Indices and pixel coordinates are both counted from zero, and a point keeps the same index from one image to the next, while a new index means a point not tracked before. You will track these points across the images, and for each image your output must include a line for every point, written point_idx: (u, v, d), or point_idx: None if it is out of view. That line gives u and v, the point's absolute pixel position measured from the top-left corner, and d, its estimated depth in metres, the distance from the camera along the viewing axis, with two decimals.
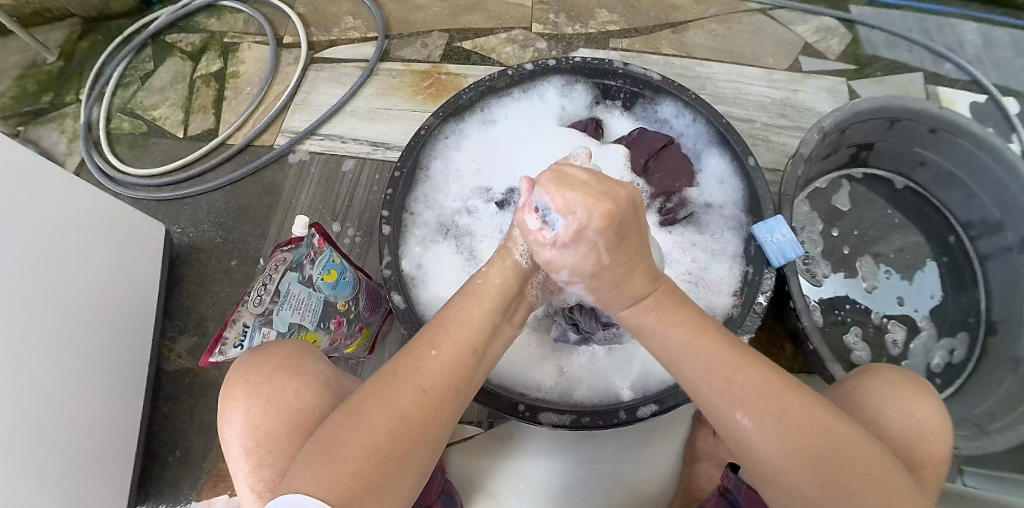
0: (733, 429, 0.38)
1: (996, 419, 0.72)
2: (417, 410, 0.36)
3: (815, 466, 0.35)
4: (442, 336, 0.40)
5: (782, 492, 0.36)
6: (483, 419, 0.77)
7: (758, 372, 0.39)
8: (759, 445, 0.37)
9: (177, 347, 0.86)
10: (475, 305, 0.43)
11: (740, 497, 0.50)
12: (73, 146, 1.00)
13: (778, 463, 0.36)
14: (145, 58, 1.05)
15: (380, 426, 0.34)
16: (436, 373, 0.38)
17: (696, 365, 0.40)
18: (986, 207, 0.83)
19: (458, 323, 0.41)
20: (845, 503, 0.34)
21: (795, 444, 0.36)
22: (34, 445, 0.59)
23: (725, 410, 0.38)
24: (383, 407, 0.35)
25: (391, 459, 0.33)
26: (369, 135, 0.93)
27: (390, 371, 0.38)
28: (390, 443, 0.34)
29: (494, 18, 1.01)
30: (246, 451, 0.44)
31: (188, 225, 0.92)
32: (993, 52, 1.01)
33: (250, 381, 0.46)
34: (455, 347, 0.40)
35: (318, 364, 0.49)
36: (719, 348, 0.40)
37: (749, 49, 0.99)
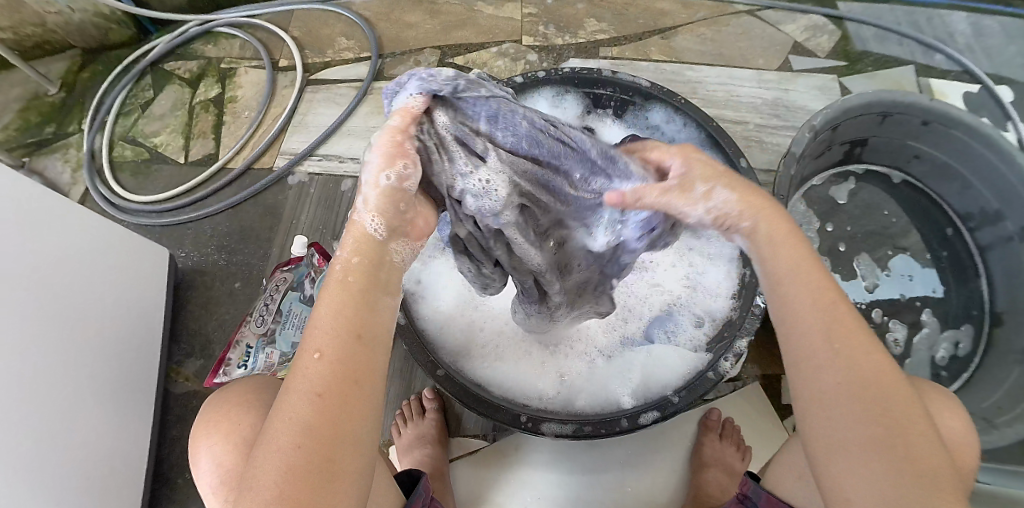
0: (810, 357, 0.35)
1: (1003, 411, 0.72)
2: (324, 415, 0.31)
3: (874, 411, 0.33)
4: (320, 331, 0.33)
5: (833, 431, 0.34)
6: (487, 432, 0.75)
7: (846, 313, 0.36)
8: (829, 375, 0.34)
9: (185, 369, 0.87)
10: (340, 291, 0.34)
11: (760, 503, 0.51)
12: (77, 175, 1.02)
13: (842, 398, 0.34)
14: (145, 86, 1.07)
15: (285, 447, 0.30)
16: (328, 373, 0.32)
17: (793, 284, 0.38)
18: (984, 197, 0.83)
19: (331, 310, 0.34)
20: (899, 457, 0.31)
21: (862, 390, 0.33)
22: (41, 471, 0.60)
23: (806, 338, 0.36)
24: (284, 422, 0.31)
25: (307, 475, 0.30)
26: (366, 154, 0.94)
27: (285, 382, 0.33)
28: (299, 461, 0.30)
29: (485, 32, 1.02)
30: (216, 489, 0.46)
31: (192, 249, 0.93)
32: (985, 42, 1.01)
33: (213, 419, 0.47)
34: (340, 340, 0.33)
35: (276, 396, 0.48)
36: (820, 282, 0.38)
37: (738, 51, 1.00)
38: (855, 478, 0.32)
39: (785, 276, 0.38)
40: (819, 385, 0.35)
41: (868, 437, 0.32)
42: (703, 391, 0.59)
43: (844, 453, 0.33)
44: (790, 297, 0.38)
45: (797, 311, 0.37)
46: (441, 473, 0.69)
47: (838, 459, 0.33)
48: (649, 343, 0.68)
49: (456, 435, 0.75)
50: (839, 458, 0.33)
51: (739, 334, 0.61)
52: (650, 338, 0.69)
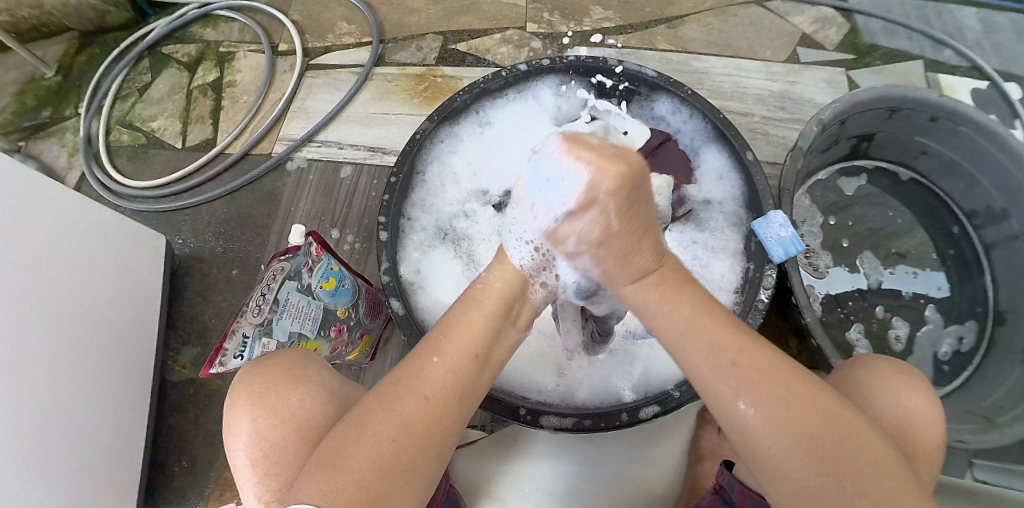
0: (737, 420, 0.36)
1: (1005, 411, 0.71)
2: (423, 416, 0.35)
3: (815, 455, 0.34)
4: (444, 342, 0.39)
5: (783, 485, 0.35)
6: (485, 424, 0.78)
7: (753, 350, 0.38)
8: (762, 434, 0.35)
9: (181, 357, 0.86)
10: (475, 308, 0.41)
11: (733, 494, 0.53)
12: (74, 160, 1.00)
13: (780, 454, 0.35)
14: (143, 70, 1.06)
15: (384, 435, 0.34)
16: (440, 379, 0.37)
17: (694, 349, 0.38)
18: (990, 195, 0.82)
19: (458, 328, 0.39)
20: (851, 494, 0.33)
21: (798, 437, 0.34)
22: (37, 456, 0.59)
23: (728, 398, 0.36)
24: (387, 416, 0.35)
25: (395, 468, 0.33)
26: (366, 140, 0.93)
27: (394, 378, 0.37)
28: (394, 451, 0.33)
29: (488, 19, 1.00)
30: (253, 461, 0.44)
31: (189, 235, 0.92)
32: (995, 38, 0.99)
33: (255, 391, 0.47)
34: (457, 353, 0.38)
35: (322, 373, 0.49)
36: (723, 336, 0.38)
37: (746, 42, 0.99)
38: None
39: (687, 337, 0.39)
40: (758, 440, 0.35)
41: (819, 483, 0.34)
42: None
43: (800, 501, 0.34)
44: (693, 363, 0.38)
45: (703, 377, 0.38)
46: None
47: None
48: (651, 336, 0.67)
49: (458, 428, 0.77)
50: (796, 504, 0.35)
51: None
52: (653, 331, 0.67)
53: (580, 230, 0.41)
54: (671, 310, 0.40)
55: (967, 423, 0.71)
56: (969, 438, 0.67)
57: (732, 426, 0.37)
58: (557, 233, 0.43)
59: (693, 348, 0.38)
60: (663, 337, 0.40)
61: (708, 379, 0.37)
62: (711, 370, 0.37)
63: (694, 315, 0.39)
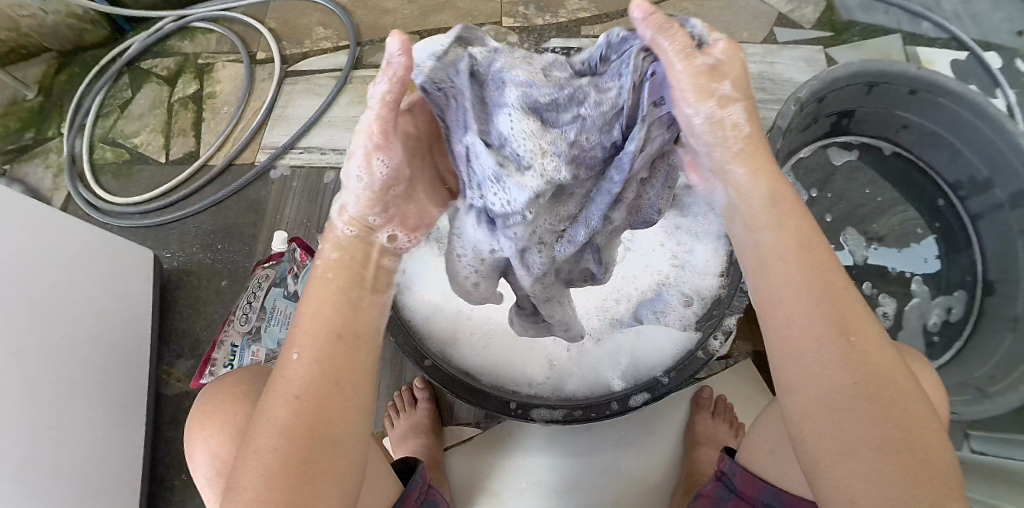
0: (802, 351, 0.33)
1: (997, 380, 0.72)
2: (308, 412, 0.32)
3: (877, 404, 0.31)
4: (301, 334, 0.34)
5: (830, 429, 0.32)
6: (478, 419, 0.74)
7: (848, 299, 0.34)
8: (828, 367, 0.32)
9: (175, 370, 0.86)
10: (319, 291, 0.37)
11: (735, 479, 0.53)
12: (59, 180, 1.00)
13: (840, 393, 0.31)
14: (123, 86, 1.05)
15: (266, 447, 0.31)
16: (303, 374, 0.33)
17: (793, 270, 0.35)
18: (974, 166, 0.82)
19: (312, 318, 0.35)
20: (902, 453, 0.30)
21: (863, 379, 0.32)
22: (36, 477, 0.59)
23: (805, 327, 0.33)
24: (266, 426, 0.31)
25: (286, 473, 0.30)
26: (348, 145, 0.93)
27: (267, 385, 0.34)
28: (279, 460, 0.30)
29: (464, 16, 1.00)
30: (210, 479, 0.46)
31: (176, 249, 0.92)
32: (972, 8, 0.99)
33: (205, 414, 0.47)
34: (315, 342, 0.34)
35: (268, 388, 0.48)
36: (818, 262, 0.35)
37: (723, 25, 0.99)
38: (850, 478, 0.31)
39: (786, 254, 0.36)
40: (819, 375, 0.32)
41: (873, 433, 0.31)
42: (693, 371, 0.59)
43: (845, 449, 0.31)
44: (789, 284, 0.35)
45: (791, 299, 0.34)
46: (434, 462, 0.68)
47: (843, 459, 0.31)
48: (638, 323, 0.67)
49: (449, 425, 0.75)
50: (838, 454, 0.31)
51: (728, 313, 0.60)
52: (639, 318, 0.67)
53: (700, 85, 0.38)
54: (786, 220, 0.37)
55: (959, 394, 0.72)
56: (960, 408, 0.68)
57: (793, 358, 0.33)
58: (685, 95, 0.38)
59: (794, 270, 0.35)
60: (757, 255, 0.37)
61: (792, 304, 0.34)
62: (788, 301, 0.34)
63: (801, 237, 0.36)
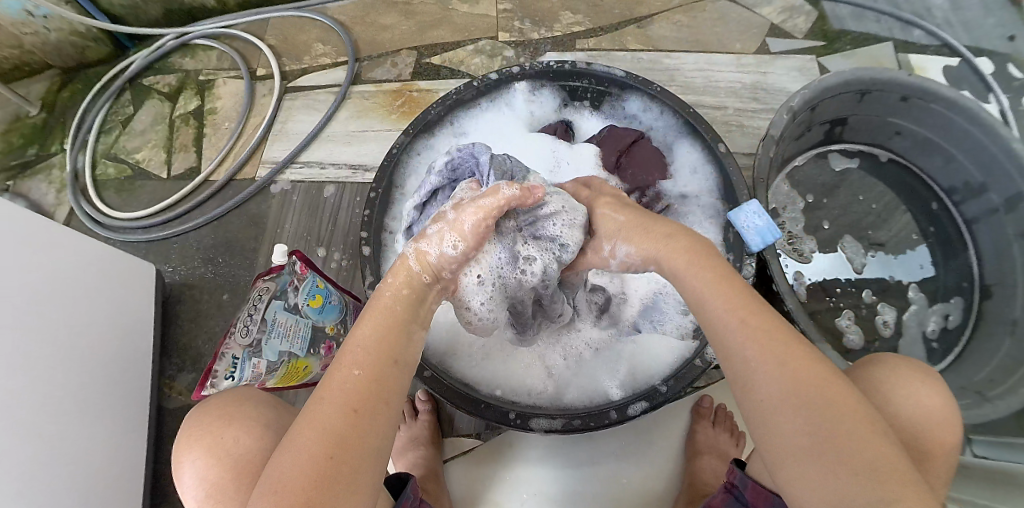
0: (741, 370, 0.37)
1: (996, 384, 0.73)
2: (353, 425, 0.35)
3: (814, 415, 0.35)
4: (353, 355, 0.38)
5: (776, 440, 0.36)
6: (479, 431, 0.75)
7: (774, 327, 0.38)
8: (764, 383, 0.36)
9: (177, 383, 0.87)
10: (376, 317, 0.41)
11: (746, 492, 0.52)
12: (61, 196, 1.01)
13: (777, 406, 0.35)
14: (125, 102, 1.07)
15: (317, 453, 0.33)
16: (359, 390, 0.36)
17: (718, 306, 0.40)
18: (967, 170, 0.83)
19: (369, 338, 0.39)
20: (833, 459, 0.34)
21: (796, 392, 0.35)
22: (38, 492, 0.60)
23: (734, 349, 0.38)
24: (316, 433, 0.34)
25: (334, 483, 0.33)
26: (347, 158, 0.94)
27: (317, 395, 0.37)
28: (331, 468, 0.33)
29: (461, 31, 1.02)
30: (201, 503, 0.46)
31: (179, 263, 0.93)
32: (962, 16, 1.01)
33: (193, 438, 0.48)
34: (373, 362, 0.38)
35: (257, 407, 0.49)
36: (737, 298, 0.40)
37: (716, 36, 1.00)
38: (802, 483, 0.34)
39: (706, 293, 0.41)
40: (754, 393, 0.37)
41: (810, 442, 0.34)
42: (691, 379, 0.59)
43: (788, 457, 0.35)
44: (716, 317, 0.40)
45: (721, 326, 0.39)
46: (433, 473, 0.68)
47: (793, 467, 0.35)
48: (636, 332, 0.68)
49: (450, 435, 0.75)
50: (783, 464, 0.35)
51: None
52: (638, 328, 0.69)
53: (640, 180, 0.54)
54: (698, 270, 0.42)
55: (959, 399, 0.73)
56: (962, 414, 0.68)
57: (735, 376, 0.38)
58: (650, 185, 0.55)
59: (720, 305, 0.40)
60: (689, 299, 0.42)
61: (724, 335, 0.39)
62: (721, 328, 0.39)
63: (715, 279, 0.41)
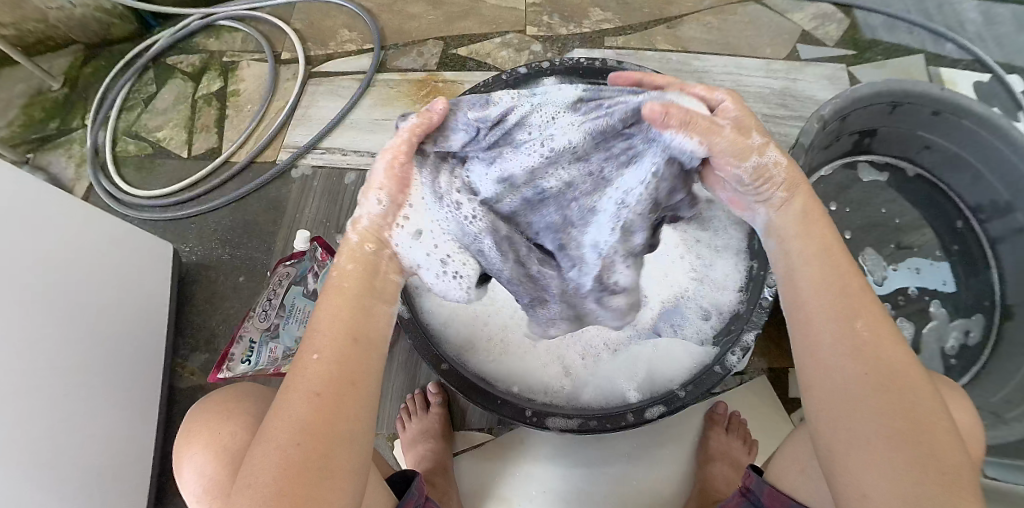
0: (823, 350, 0.38)
1: (1014, 407, 0.72)
2: (319, 412, 0.35)
3: (891, 405, 0.35)
4: (318, 338, 0.38)
5: (846, 424, 0.36)
6: (491, 425, 0.74)
7: (870, 308, 0.38)
8: (843, 365, 0.37)
9: (189, 364, 0.87)
10: (335, 296, 0.40)
11: (762, 499, 0.51)
12: (81, 171, 1.02)
13: (854, 391, 0.36)
14: (148, 81, 1.07)
15: (284, 443, 0.34)
16: (324, 374, 0.36)
17: (814, 279, 0.40)
18: (994, 189, 0.82)
19: (330, 319, 0.39)
20: (913, 446, 0.34)
21: (875, 379, 0.35)
22: (47, 465, 0.60)
23: (820, 328, 0.38)
24: (285, 423, 0.34)
25: (305, 469, 0.33)
26: (369, 146, 0.94)
27: (283, 385, 0.37)
28: (298, 455, 0.33)
29: (489, 23, 1.01)
30: (201, 496, 0.47)
31: (196, 243, 0.93)
32: (997, 31, 0.99)
33: (195, 432, 0.48)
34: (334, 344, 0.37)
35: (257, 402, 0.49)
36: (841, 271, 0.40)
37: (746, 40, 0.99)
38: (864, 472, 0.34)
39: (806, 259, 0.41)
40: (835, 377, 0.37)
41: (885, 431, 0.34)
42: (709, 386, 0.58)
43: (857, 444, 0.35)
44: (810, 293, 0.40)
45: (811, 299, 0.40)
46: (442, 468, 0.68)
47: (859, 456, 0.35)
48: (656, 335, 0.67)
49: (457, 430, 0.74)
50: (850, 452, 0.35)
51: (746, 328, 0.60)
52: (657, 331, 0.67)
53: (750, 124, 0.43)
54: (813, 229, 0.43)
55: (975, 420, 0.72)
56: None
57: (814, 356, 0.38)
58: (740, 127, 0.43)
59: (815, 278, 0.40)
60: (787, 261, 0.43)
61: (814, 312, 0.39)
62: (811, 303, 0.39)
63: (821, 248, 0.42)
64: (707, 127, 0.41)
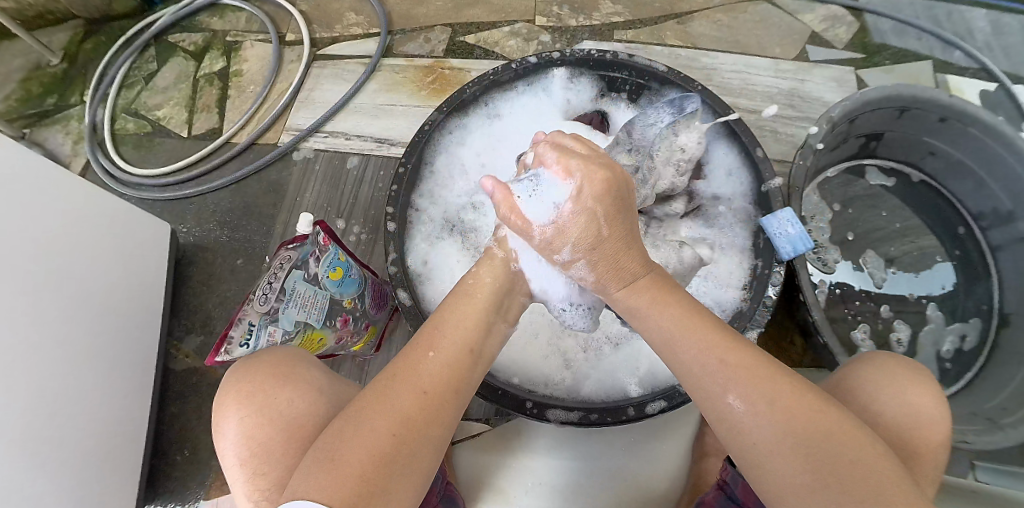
0: (726, 415, 0.39)
1: (1008, 412, 0.71)
2: (420, 408, 0.37)
3: (803, 452, 0.35)
4: (440, 339, 0.42)
5: (770, 482, 0.36)
6: (490, 416, 0.77)
7: (755, 363, 0.40)
8: (749, 427, 0.38)
9: (184, 346, 0.86)
10: (468, 305, 0.46)
11: (738, 491, 0.53)
12: (78, 148, 1.00)
13: (766, 449, 0.37)
14: (149, 58, 1.05)
15: (383, 429, 0.35)
16: (435, 374, 0.39)
17: (688, 346, 0.42)
18: (997, 197, 0.81)
19: (453, 324, 0.43)
20: (836, 490, 0.33)
21: (783, 433, 0.36)
22: (38, 441, 0.59)
23: (717, 394, 0.39)
24: (385, 412, 0.36)
25: (393, 460, 0.35)
26: (373, 132, 0.93)
27: (390, 373, 0.39)
28: (392, 444, 0.35)
29: (497, 11, 1.00)
30: (241, 460, 0.46)
31: (195, 224, 0.92)
32: (1005, 40, 0.98)
33: (244, 392, 0.48)
34: (451, 348, 0.42)
35: (312, 371, 0.50)
36: (703, 331, 0.42)
37: (756, 39, 0.98)
38: None
39: (680, 330, 0.43)
40: (749, 438, 0.37)
41: (807, 476, 0.35)
42: None
43: (791, 496, 0.35)
44: (692, 363, 0.41)
45: (696, 367, 0.41)
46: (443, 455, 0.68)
47: (795, 506, 0.35)
48: None
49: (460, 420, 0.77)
50: (783, 501, 0.35)
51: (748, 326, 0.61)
52: None
53: (573, 237, 0.47)
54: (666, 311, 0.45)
55: (969, 424, 0.71)
56: (971, 439, 0.67)
57: (724, 424, 0.39)
58: (552, 243, 0.49)
59: (686, 350, 0.42)
60: (657, 341, 0.45)
61: (703, 373, 0.40)
62: (699, 368, 0.41)
63: (683, 316, 0.44)
64: (522, 225, 0.49)
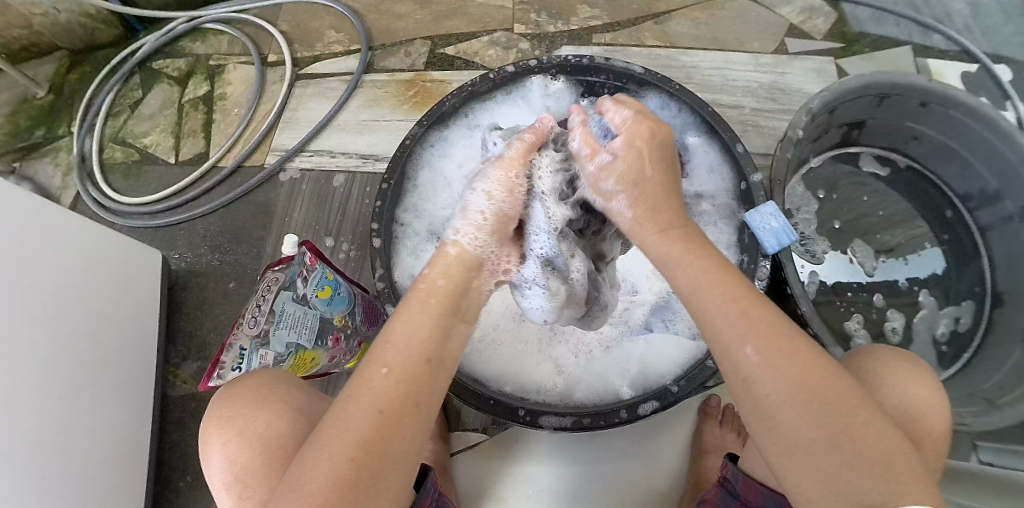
0: (740, 365, 0.38)
1: (1005, 392, 0.72)
2: (379, 429, 0.36)
3: (815, 409, 0.35)
4: (390, 352, 0.40)
5: (779, 439, 0.36)
6: (486, 426, 0.74)
7: (773, 326, 0.39)
8: (765, 379, 0.37)
9: (182, 372, 0.86)
10: (420, 306, 0.43)
11: (738, 485, 0.53)
12: (68, 179, 1.01)
13: (779, 401, 0.36)
14: (134, 86, 1.06)
15: (340, 455, 0.35)
16: (389, 391, 0.38)
17: (710, 296, 0.42)
18: (983, 178, 0.81)
19: (408, 335, 0.41)
20: (846, 451, 0.34)
21: (799, 386, 0.36)
22: (41, 475, 0.59)
23: (736, 346, 0.39)
24: (342, 436, 0.36)
25: (357, 485, 0.34)
26: (358, 148, 0.93)
27: (345, 395, 0.38)
28: (352, 470, 0.35)
29: (477, 21, 1.00)
30: (228, 486, 0.47)
31: (185, 250, 0.93)
32: (982, 21, 0.99)
33: (225, 417, 0.48)
34: (406, 361, 0.39)
35: (291, 391, 0.50)
36: (732, 288, 0.42)
37: (734, 35, 0.99)
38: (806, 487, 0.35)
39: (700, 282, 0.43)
40: (758, 389, 0.37)
41: (814, 436, 0.35)
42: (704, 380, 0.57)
43: (795, 451, 0.35)
44: (715, 317, 0.41)
45: (716, 321, 0.41)
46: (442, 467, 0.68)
47: (798, 462, 0.35)
48: (648, 332, 0.68)
49: (455, 430, 0.74)
50: (789, 457, 0.36)
51: None
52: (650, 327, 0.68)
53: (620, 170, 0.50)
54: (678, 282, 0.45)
55: (967, 407, 0.72)
56: (969, 422, 0.67)
57: (738, 378, 0.39)
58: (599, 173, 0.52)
59: (708, 301, 0.42)
60: (682, 287, 0.44)
61: (720, 326, 0.40)
62: (717, 324, 0.40)
63: (713, 266, 0.44)
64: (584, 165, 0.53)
